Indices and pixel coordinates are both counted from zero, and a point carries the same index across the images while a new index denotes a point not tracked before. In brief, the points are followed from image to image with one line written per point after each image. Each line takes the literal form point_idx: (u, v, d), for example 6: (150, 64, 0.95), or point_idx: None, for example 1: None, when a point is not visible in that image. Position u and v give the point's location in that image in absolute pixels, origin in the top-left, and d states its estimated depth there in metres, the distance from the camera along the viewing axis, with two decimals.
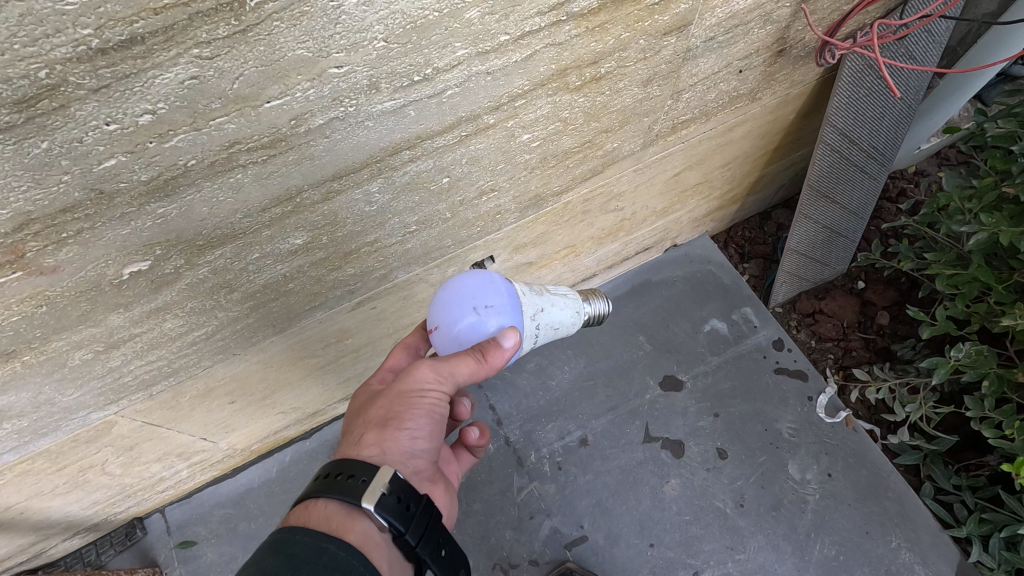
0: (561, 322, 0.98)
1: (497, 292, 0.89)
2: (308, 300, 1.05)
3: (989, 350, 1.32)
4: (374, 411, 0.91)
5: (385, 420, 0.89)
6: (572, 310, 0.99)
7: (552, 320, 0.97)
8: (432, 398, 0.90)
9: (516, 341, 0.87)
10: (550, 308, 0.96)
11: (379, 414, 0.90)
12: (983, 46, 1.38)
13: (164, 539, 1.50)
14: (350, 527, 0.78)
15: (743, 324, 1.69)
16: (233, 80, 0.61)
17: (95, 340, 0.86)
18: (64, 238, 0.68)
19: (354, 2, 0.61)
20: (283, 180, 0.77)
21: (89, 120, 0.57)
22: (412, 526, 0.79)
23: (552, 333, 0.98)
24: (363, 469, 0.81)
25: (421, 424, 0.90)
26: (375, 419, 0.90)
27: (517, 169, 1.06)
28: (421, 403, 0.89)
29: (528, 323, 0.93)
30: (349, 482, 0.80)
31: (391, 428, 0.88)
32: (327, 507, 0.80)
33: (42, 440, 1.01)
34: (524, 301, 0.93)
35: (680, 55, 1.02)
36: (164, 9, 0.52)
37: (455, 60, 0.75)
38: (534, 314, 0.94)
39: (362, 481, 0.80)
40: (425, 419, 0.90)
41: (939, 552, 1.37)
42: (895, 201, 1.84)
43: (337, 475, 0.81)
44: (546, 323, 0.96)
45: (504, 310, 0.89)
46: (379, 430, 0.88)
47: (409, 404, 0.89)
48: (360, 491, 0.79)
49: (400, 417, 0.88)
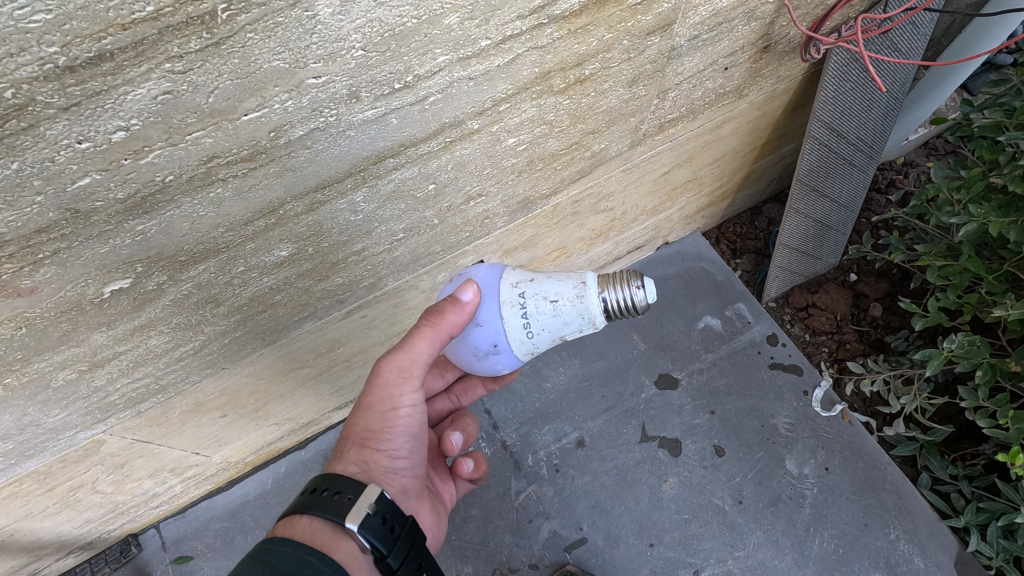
0: (557, 293, 0.81)
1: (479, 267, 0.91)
2: (297, 311, 1.04)
3: (982, 341, 1.31)
4: (350, 428, 0.92)
5: (363, 439, 0.90)
6: (577, 286, 0.81)
7: (545, 290, 0.82)
8: (406, 413, 0.92)
9: (472, 295, 0.84)
10: (546, 282, 0.83)
11: (356, 433, 0.91)
12: (967, 37, 1.38)
13: (158, 555, 1.48)
14: (334, 545, 0.77)
15: (736, 320, 1.68)
16: (208, 94, 0.60)
17: (79, 360, 0.84)
18: (40, 259, 0.66)
19: (331, 11, 0.60)
20: (265, 192, 0.76)
21: (60, 139, 0.56)
22: (394, 550, 0.78)
23: (548, 307, 0.81)
24: (349, 486, 0.81)
25: (399, 442, 0.93)
26: (352, 436, 0.91)
27: (504, 173, 1.05)
28: (397, 419, 0.91)
29: (509, 290, 0.84)
30: (335, 498, 0.80)
31: (372, 446, 0.90)
32: (312, 524, 0.79)
33: (29, 461, 0.99)
34: (512, 273, 0.87)
35: (665, 55, 1.02)
36: (132, 25, 0.51)
37: (436, 67, 0.74)
38: (518, 283, 0.84)
39: (349, 497, 0.80)
40: (403, 437, 0.93)
41: (937, 543, 1.37)
42: (885, 193, 1.84)
43: (323, 489, 0.81)
44: (534, 292, 0.83)
45: (479, 272, 0.88)
46: (360, 450, 0.90)
47: (385, 423, 0.90)
48: (345, 509, 0.79)
49: (378, 436, 0.90)
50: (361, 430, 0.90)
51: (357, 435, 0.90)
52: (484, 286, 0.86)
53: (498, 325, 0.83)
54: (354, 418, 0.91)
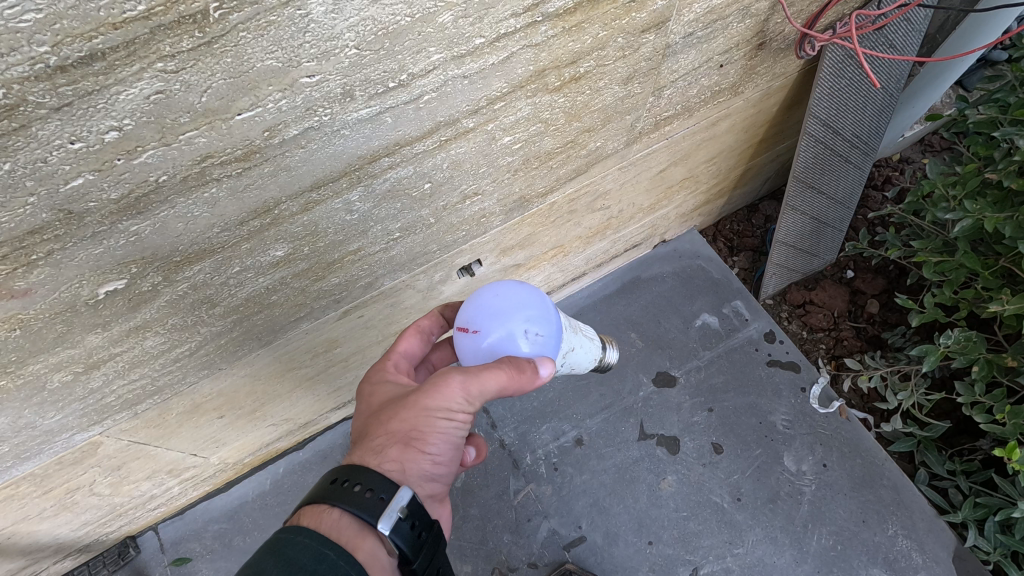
0: (581, 366, 1.02)
1: (549, 326, 0.89)
2: (293, 311, 1.04)
3: (978, 336, 1.31)
4: (393, 423, 0.85)
5: (407, 438, 0.84)
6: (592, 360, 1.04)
7: (575, 364, 1.00)
8: (457, 422, 0.86)
9: (548, 374, 0.86)
10: (579, 349, 0.99)
11: (399, 430, 0.85)
12: (961, 34, 1.38)
13: (157, 557, 1.48)
14: (359, 544, 0.76)
15: (733, 318, 1.68)
16: (201, 94, 0.60)
17: (74, 362, 0.84)
18: (33, 261, 0.66)
19: (323, 9, 0.60)
20: (260, 192, 0.76)
21: (52, 139, 0.55)
22: (420, 554, 0.79)
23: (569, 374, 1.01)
24: (382, 484, 0.79)
25: (443, 447, 0.87)
26: (395, 433, 0.85)
27: (499, 172, 1.05)
28: (448, 427, 0.86)
29: (560, 362, 0.95)
30: (367, 496, 0.78)
31: (416, 447, 0.85)
32: (340, 519, 0.78)
33: (25, 464, 0.99)
34: (566, 342, 0.95)
35: (660, 52, 1.01)
36: (124, 24, 0.50)
37: (430, 65, 0.74)
38: (566, 357, 0.96)
39: (382, 497, 0.78)
40: (447, 443, 0.88)
41: (936, 539, 1.37)
42: (881, 189, 1.84)
43: (354, 484, 0.79)
44: (571, 364, 0.98)
45: (550, 342, 0.89)
46: (403, 449, 0.84)
47: (436, 427, 0.85)
48: (377, 509, 0.77)
49: (425, 438, 0.85)
50: (406, 429, 0.84)
51: (403, 433, 0.84)
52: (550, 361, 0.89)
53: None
54: (402, 414, 0.85)
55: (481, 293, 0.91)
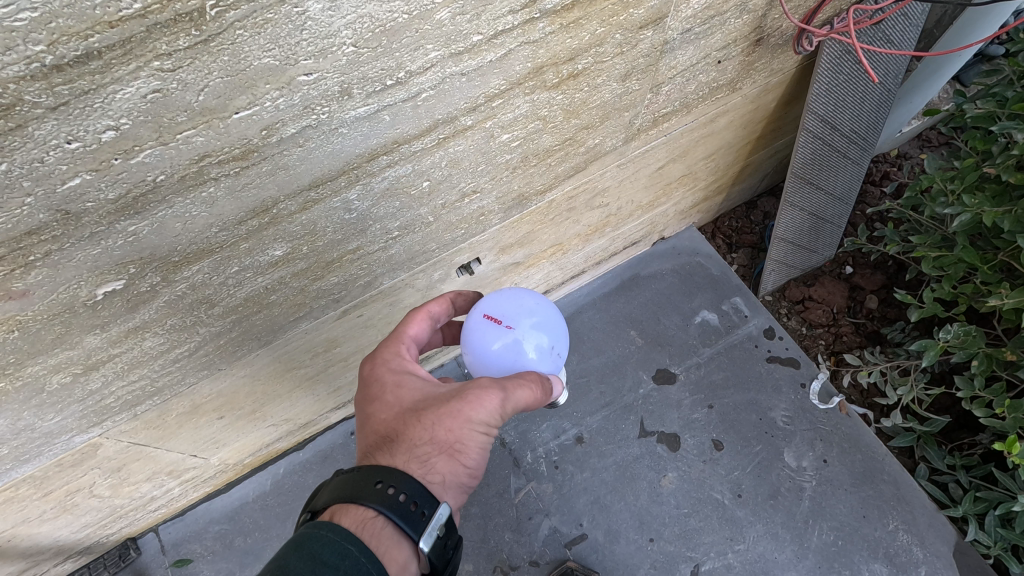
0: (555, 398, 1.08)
1: (562, 351, 0.97)
2: (292, 311, 1.04)
3: (978, 330, 1.31)
4: (438, 431, 0.83)
5: (452, 449, 0.84)
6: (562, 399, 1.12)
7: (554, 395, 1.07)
8: (494, 433, 0.87)
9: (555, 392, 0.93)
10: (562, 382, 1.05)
11: (444, 440, 0.83)
12: (958, 28, 1.38)
13: (158, 559, 1.48)
14: (394, 555, 0.77)
15: (733, 315, 1.68)
16: (198, 93, 0.60)
17: (73, 363, 0.84)
18: (30, 261, 0.66)
19: (320, 7, 0.59)
20: (258, 191, 0.76)
21: (48, 139, 0.55)
22: (443, 568, 0.81)
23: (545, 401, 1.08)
24: (427, 500, 0.79)
25: (477, 457, 0.88)
26: (440, 442, 0.83)
27: (498, 170, 1.04)
28: (487, 438, 0.87)
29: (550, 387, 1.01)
30: (412, 510, 0.77)
31: (456, 457, 0.85)
32: (380, 525, 0.77)
33: (25, 466, 0.98)
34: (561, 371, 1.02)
35: (658, 49, 1.01)
36: (120, 22, 0.50)
37: (428, 63, 0.74)
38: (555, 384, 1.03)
39: (425, 514, 0.78)
40: (481, 453, 0.89)
41: (936, 533, 1.38)
42: (879, 185, 1.85)
43: (401, 495, 0.78)
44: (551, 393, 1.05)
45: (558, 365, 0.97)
46: (446, 459, 0.84)
47: (478, 440, 0.85)
48: (419, 524, 0.77)
49: (467, 450, 0.85)
50: (452, 439, 0.83)
51: (449, 444, 0.83)
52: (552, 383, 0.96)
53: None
54: (444, 423, 0.83)
55: (521, 294, 0.96)
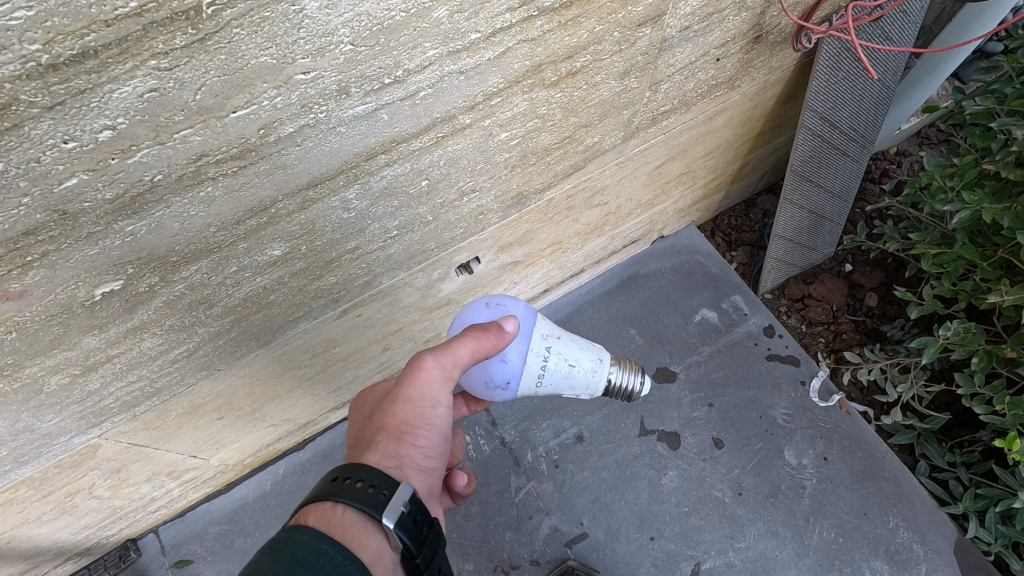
0: (576, 361, 0.94)
1: (516, 302, 0.96)
2: (290, 311, 1.03)
3: (978, 327, 1.31)
4: (385, 419, 0.90)
5: (400, 432, 0.89)
6: (595, 365, 0.94)
7: (567, 354, 0.94)
8: (440, 412, 0.92)
9: (512, 327, 0.89)
10: (564, 337, 0.95)
11: (391, 425, 0.89)
12: (957, 24, 1.37)
13: (158, 560, 1.47)
14: (365, 542, 0.76)
15: (732, 313, 1.68)
16: (195, 91, 0.59)
17: (71, 363, 0.83)
18: (28, 262, 0.66)
19: (318, 5, 0.59)
20: (257, 191, 0.75)
21: (45, 139, 0.55)
22: (422, 549, 0.80)
23: (566, 368, 0.93)
24: (384, 480, 0.80)
25: (432, 440, 0.93)
26: (388, 428, 0.89)
27: (496, 168, 1.04)
28: (434, 416, 0.92)
29: (540, 342, 0.93)
30: (370, 492, 0.79)
31: (407, 440, 0.89)
32: (345, 515, 0.78)
33: (24, 468, 0.98)
34: (543, 325, 0.95)
35: (656, 46, 1.01)
36: (116, 21, 0.50)
37: (426, 61, 0.74)
38: (547, 336, 0.94)
39: (385, 493, 0.79)
40: (435, 436, 0.93)
41: (936, 530, 1.38)
42: (878, 182, 1.84)
43: (357, 480, 0.80)
44: (558, 352, 0.93)
45: (519, 311, 0.95)
46: (397, 443, 0.89)
47: (423, 417, 0.91)
48: (381, 504, 0.78)
49: (415, 431, 0.90)
50: (398, 422, 0.89)
51: (395, 426, 0.89)
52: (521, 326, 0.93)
53: (522, 369, 0.92)
54: (392, 410, 0.90)
55: None
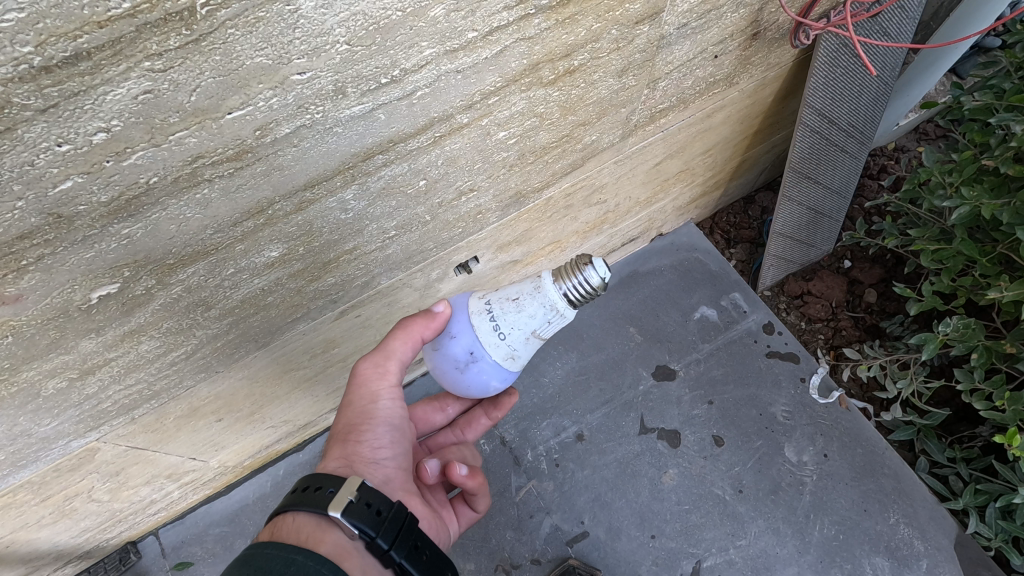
0: (520, 293, 0.85)
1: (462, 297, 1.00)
2: (289, 313, 1.03)
3: (977, 324, 1.30)
4: (336, 428, 0.97)
5: (345, 433, 0.94)
6: (538, 285, 0.84)
7: (507, 294, 0.87)
8: (383, 406, 0.97)
9: (440, 306, 0.93)
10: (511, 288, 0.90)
11: (339, 430, 0.95)
12: (954, 20, 1.37)
13: (158, 562, 1.47)
14: (321, 537, 0.77)
15: (732, 310, 1.68)
16: (190, 92, 0.59)
17: (68, 367, 0.83)
18: (23, 265, 0.65)
19: (312, 5, 0.58)
20: (254, 192, 0.75)
21: (39, 142, 0.54)
22: (383, 529, 0.79)
23: (510, 304, 0.85)
24: (329, 480, 0.82)
25: (380, 433, 0.96)
26: (337, 434, 0.95)
27: (494, 168, 1.04)
28: (376, 410, 0.96)
29: (479, 303, 0.90)
30: (316, 493, 0.81)
31: (353, 438, 0.94)
32: (297, 521, 0.79)
33: (22, 472, 0.98)
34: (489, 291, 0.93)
35: (654, 43, 1.01)
36: (109, 22, 0.49)
37: (422, 60, 0.73)
38: (485, 296, 0.90)
39: (330, 490, 0.81)
40: (383, 429, 0.97)
41: (937, 526, 1.38)
42: (877, 178, 1.84)
43: (305, 487, 0.82)
44: (502, 298, 0.87)
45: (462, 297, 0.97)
46: (343, 444, 0.93)
47: (366, 413, 0.96)
48: (327, 500, 0.79)
49: (359, 428, 0.94)
50: (344, 425, 0.95)
51: (341, 430, 0.95)
52: (458, 304, 0.94)
53: (469, 333, 0.88)
54: (339, 417, 0.97)
55: None
